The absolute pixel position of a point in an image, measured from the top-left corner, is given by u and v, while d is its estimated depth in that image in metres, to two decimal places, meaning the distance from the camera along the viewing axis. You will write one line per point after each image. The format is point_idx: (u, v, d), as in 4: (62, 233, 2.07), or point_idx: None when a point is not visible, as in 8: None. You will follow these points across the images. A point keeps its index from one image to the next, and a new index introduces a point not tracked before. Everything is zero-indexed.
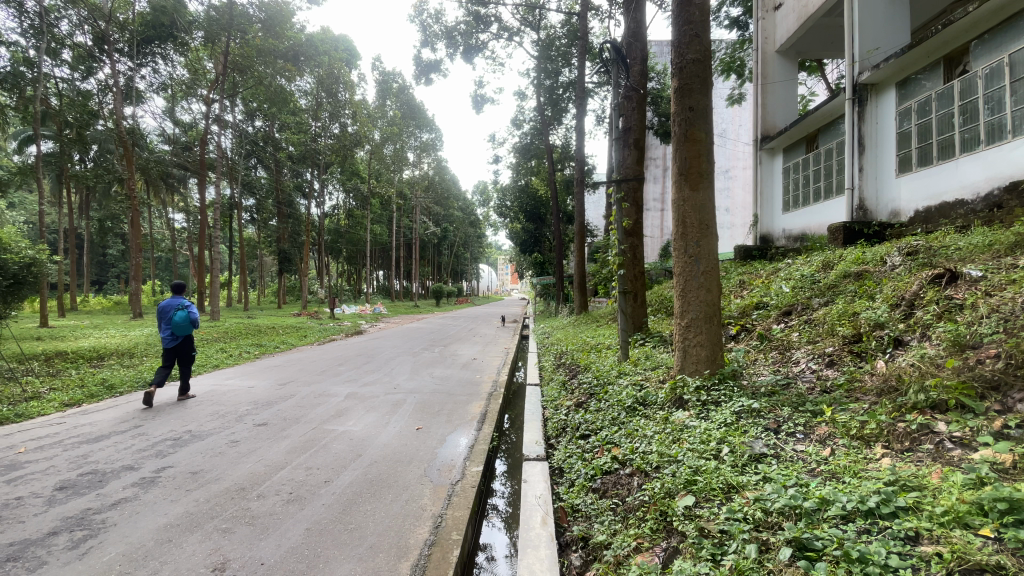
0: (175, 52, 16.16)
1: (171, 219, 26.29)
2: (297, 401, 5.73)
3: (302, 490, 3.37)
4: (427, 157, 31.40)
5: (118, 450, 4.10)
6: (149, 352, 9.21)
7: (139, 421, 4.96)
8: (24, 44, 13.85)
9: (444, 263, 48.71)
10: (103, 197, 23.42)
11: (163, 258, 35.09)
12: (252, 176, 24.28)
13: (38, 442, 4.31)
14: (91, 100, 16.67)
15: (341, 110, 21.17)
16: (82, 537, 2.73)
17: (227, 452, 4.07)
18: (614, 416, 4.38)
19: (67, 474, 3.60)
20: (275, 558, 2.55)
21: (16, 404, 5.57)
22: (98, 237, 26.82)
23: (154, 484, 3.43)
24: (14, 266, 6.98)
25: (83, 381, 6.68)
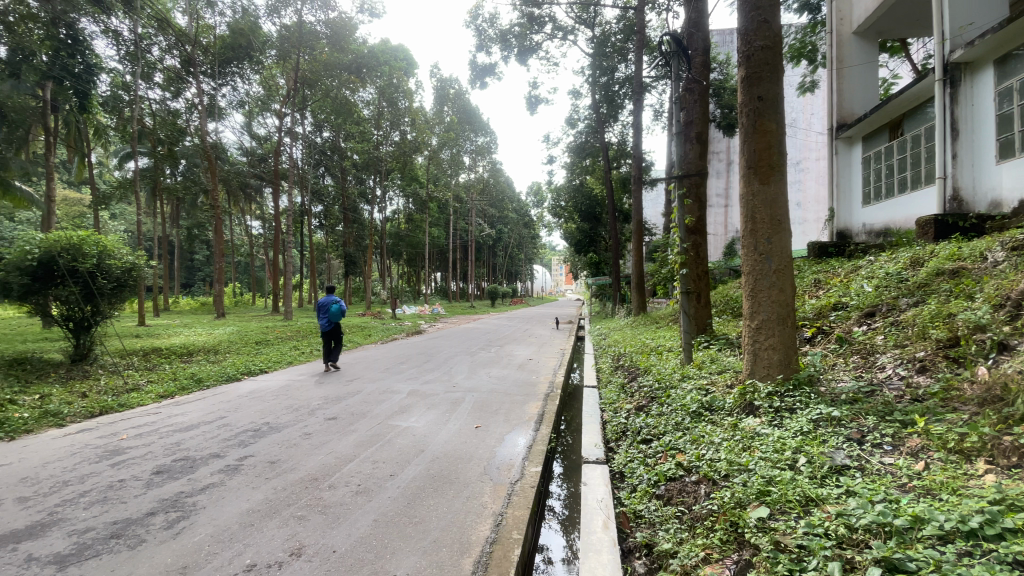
0: (252, 71, 17.46)
1: (248, 226, 28.28)
2: (362, 397, 5.99)
3: (370, 482, 3.51)
4: (483, 160, 31.88)
5: (206, 439, 4.46)
6: (231, 349, 9.98)
7: (223, 413, 5.37)
8: (122, 69, 15.32)
9: (499, 264, 49.12)
10: (191, 207, 25.61)
11: (243, 262, 37.91)
12: (320, 184, 25.64)
13: (137, 430, 4.77)
14: (180, 118, 18.26)
15: (401, 118, 22.08)
16: (176, 518, 2.98)
17: (300, 444, 4.31)
18: (678, 421, 4.21)
19: (163, 459, 3.96)
20: (345, 547, 2.67)
21: (121, 394, 6.20)
22: (186, 244, 29.35)
23: (238, 471, 3.70)
24: (116, 271, 7.78)
25: (175, 374, 7.33)
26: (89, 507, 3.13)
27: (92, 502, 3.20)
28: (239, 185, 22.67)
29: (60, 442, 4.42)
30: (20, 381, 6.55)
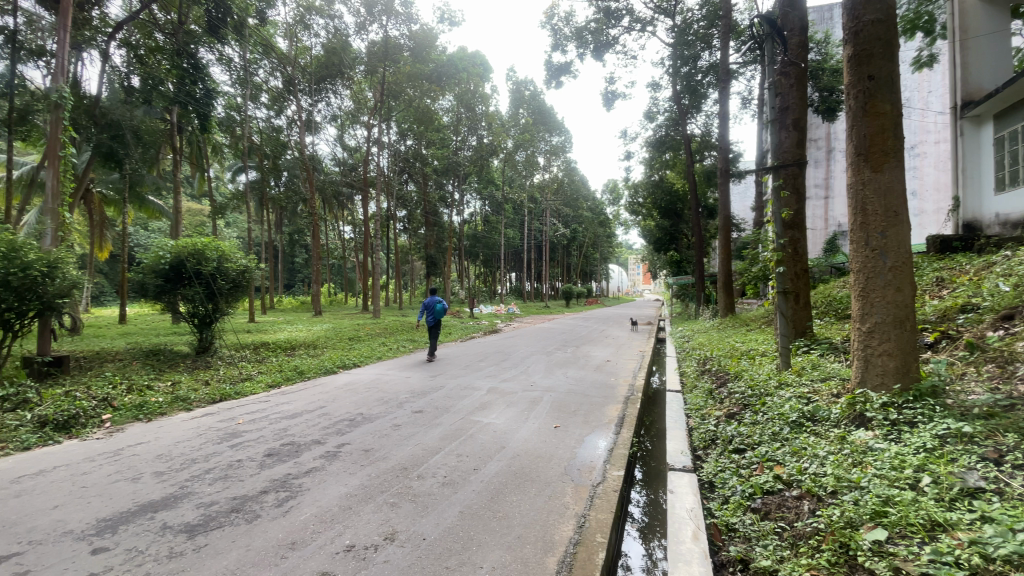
0: (343, 87, 18.81)
1: (340, 231, 30.41)
2: (446, 393, 6.22)
3: (455, 475, 3.64)
4: (557, 159, 31.88)
5: (308, 426, 4.87)
6: (328, 344, 10.80)
7: (322, 402, 5.83)
8: (234, 91, 17.04)
9: (575, 264, 48.73)
10: (291, 215, 28.03)
11: (335, 265, 40.94)
12: (404, 190, 27.00)
13: (251, 416, 5.32)
14: (282, 134, 20.07)
15: (478, 123, 22.67)
16: (285, 497, 3.28)
17: (391, 434, 4.57)
18: (775, 431, 3.93)
19: (273, 443, 4.38)
20: (435, 535, 2.78)
21: (237, 383, 6.95)
22: (288, 248, 32.28)
23: (337, 457, 4.00)
24: (232, 273, 8.70)
25: (281, 366, 8.09)
26: (212, 483, 3.53)
27: (215, 478, 3.61)
28: (332, 193, 24.49)
29: (189, 424, 5.04)
30: (156, 370, 7.53)
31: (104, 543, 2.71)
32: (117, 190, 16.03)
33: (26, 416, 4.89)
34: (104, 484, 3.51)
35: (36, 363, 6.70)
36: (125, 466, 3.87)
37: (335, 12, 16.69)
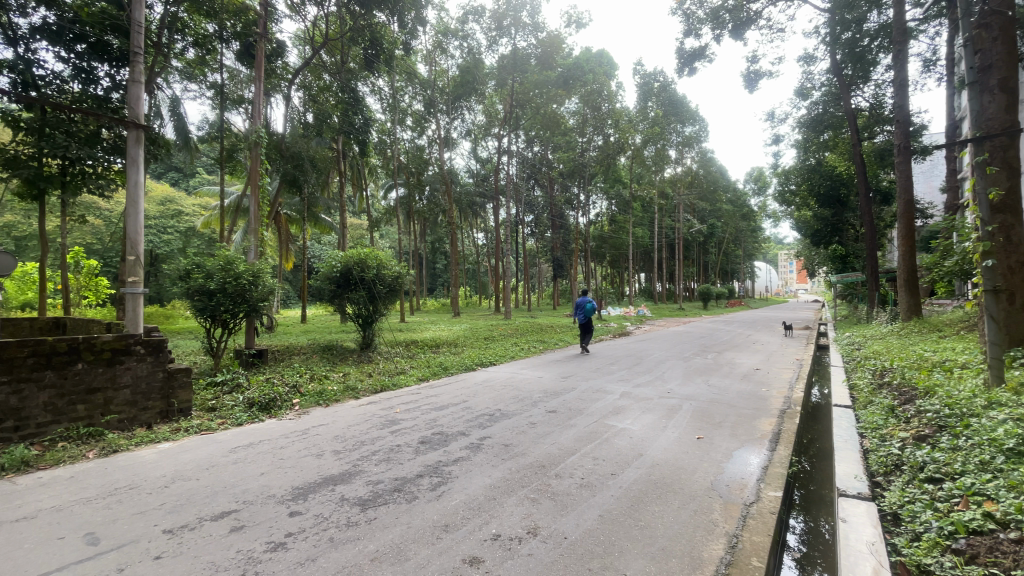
0: (476, 102, 20.06)
1: (475, 238, 32.39)
2: (579, 394, 6.25)
3: (593, 478, 3.64)
4: (691, 151, 30.09)
5: (454, 419, 5.26)
6: (467, 343, 11.57)
7: (465, 397, 6.27)
8: (384, 118, 19.22)
9: (712, 262, 45.35)
10: (432, 225, 30.58)
11: (471, 269, 43.69)
12: (532, 195, 27.83)
13: (405, 406, 5.93)
14: (424, 152, 22.08)
15: (605, 122, 22.33)
16: (437, 483, 3.60)
17: (528, 432, 4.73)
18: (985, 460, 3.22)
19: (424, 431, 4.83)
20: (576, 535, 2.82)
21: (393, 376, 7.81)
22: (430, 255, 35.37)
23: (480, 449, 4.27)
24: (388, 278, 9.80)
25: (428, 362, 8.88)
26: (377, 463, 4.02)
27: (379, 460, 4.09)
28: (467, 202, 26.19)
29: (357, 411, 5.79)
30: (330, 363, 8.82)
31: (298, 508, 3.25)
32: (297, 211, 19.08)
33: (240, 397, 6.06)
34: (296, 458, 4.21)
35: (245, 354, 8.25)
36: (310, 444, 4.59)
37: (467, 33, 18.00)
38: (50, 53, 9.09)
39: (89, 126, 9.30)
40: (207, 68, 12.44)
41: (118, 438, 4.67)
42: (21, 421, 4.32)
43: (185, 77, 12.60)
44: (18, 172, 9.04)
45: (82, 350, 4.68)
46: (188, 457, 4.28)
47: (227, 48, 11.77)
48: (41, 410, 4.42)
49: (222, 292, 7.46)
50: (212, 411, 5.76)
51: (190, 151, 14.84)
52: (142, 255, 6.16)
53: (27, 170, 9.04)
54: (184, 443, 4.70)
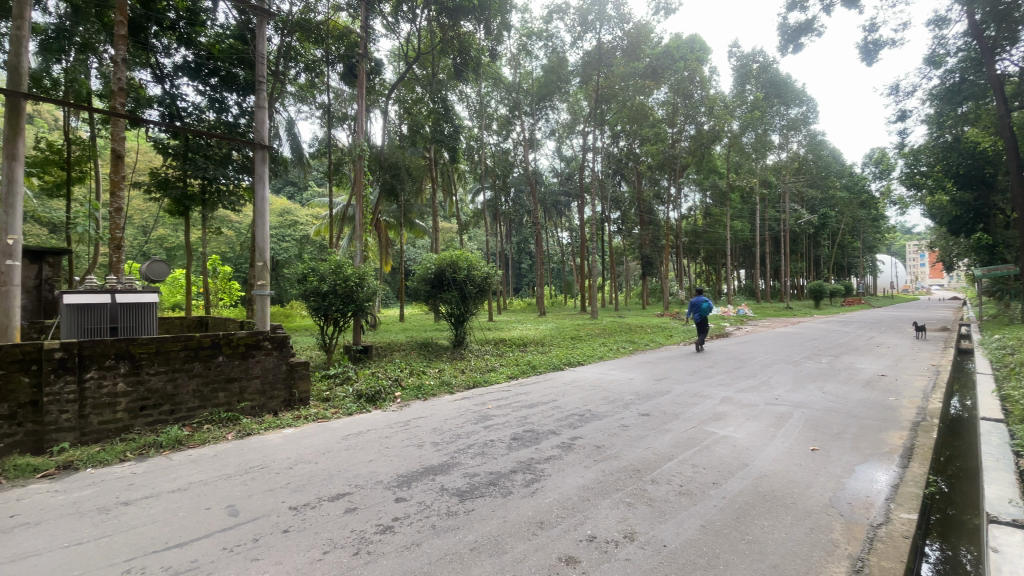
0: (560, 100, 20.00)
1: (560, 237, 32.29)
2: (674, 398, 5.99)
3: (692, 486, 3.47)
4: (797, 135, 27.51)
5: (545, 417, 5.30)
6: (554, 342, 11.60)
7: (554, 396, 6.28)
8: (472, 124, 19.90)
9: (823, 256, 41.06)
10: (518, 225, 31.01)
11: (557, 268, 43.60)
12: (618, 191, 27.17)
13: (497, 402, 6.09)
14: (510, 154, 22.48)
15: (697, 111, 21.22)
16: (530, 480, 3.65)
17: (621, 434, 4.64)
18: None
19: (516, 428, 4.92)
20: (676, 543, 2.71)
21: (484, 373, 8.04)
22: (516, 255, 35.88)
23: (572, 449, 4.26)
24: (478, 278, 10.12)
25: (517, 361, 9.02)
26: (473, 457, 4.17)
27: (474, 453, 4.25)
28: (553, 202, 26.22)
29: (452, 405, 6.06)
30: (426, 359, 9.31)
31: (403, 494, 3.47)
32: (394, 217, 20.32)
33: (350, 389, 6.63)
34: (399, 447, 4.50)
35: (353, 350, 8.98)
36: (411, 435, 4.89)
37: (552, 32, 18.03)
38: (190, 87, 10.59)
39: (221, 149, 10.78)
40: (315, 90, 13.70)
41: (251, 423, 5.31)
42: (176, 405, 5.05)
43: (297, 100, 14.02)
44: (169, 192, 10.64)
45: (222, 345, 5.39)
46: (307, 443, 4.76)
47: (332, 70, 12.89)
48: (190, 396, 5.14)
49: (333, 293, 8.19)
50: (327, 401, 6.34)
51: (302, 166, 16.46)
52: (268, 261, 6.95)
53: (175, 190, 10.63)
54: (304, 430, 5.23)
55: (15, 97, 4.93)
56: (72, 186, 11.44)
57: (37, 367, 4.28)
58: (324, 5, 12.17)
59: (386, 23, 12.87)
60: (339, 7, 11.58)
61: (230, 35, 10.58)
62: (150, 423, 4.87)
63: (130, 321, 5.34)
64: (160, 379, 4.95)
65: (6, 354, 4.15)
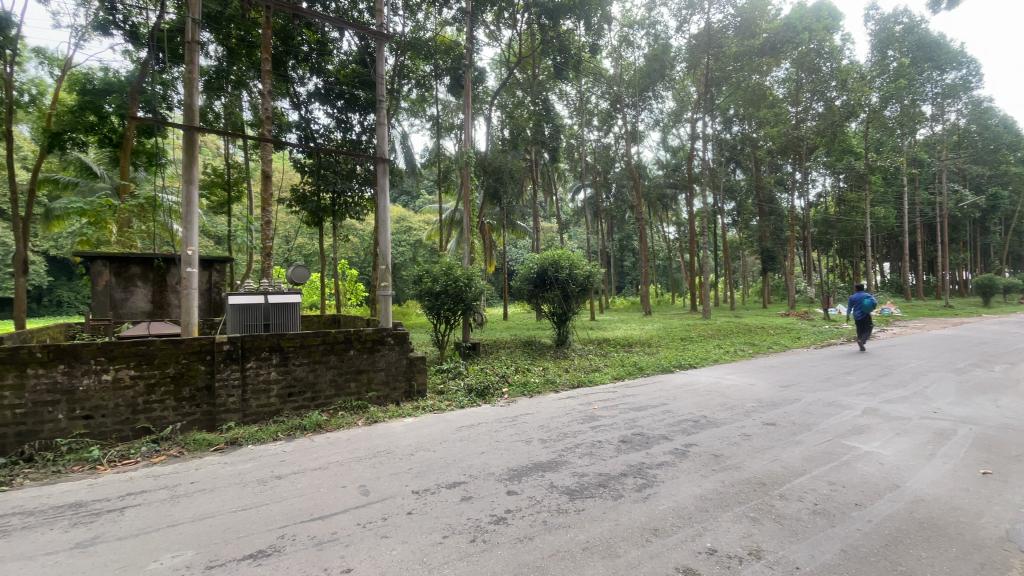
0: (665, 89, 19.12)
1: (666, 232, 30.83)
2: (803, 407, 5.43)
3: (829, 505, 3.11)
4: (955, 102, 23.39)
5: (656, 421, 5.11)
6: (662, 343, 11.11)
7: (665, 400, 6.03)
8: (572, 121, 19.86)
9: (996, 243, 34.25)
10: (621, 221, 30.24)
11: (664, 266, 41.66)
12: (732, 180, 25.25)
13: (604, 403, 6.00)
14: (612, 149, 22.03)
15: (826, 86, 19.02)
16: (642, 485, 3.54)
17: (743, 444, 4.31)
18: None
19: (625, 431, 4.81)
20: (811, 567, 2.45)
21: (590, 373, 7.97)
22: (619, 252, 34.99)
23: (687, 456, 4.06)
24: (581, 277, 10.03)
25: (624, 361, 8.80)
26: (582, 456, 4.16)
27: (583, 453, 4.24)
28: (658, 196, 25.13)
29: (559, 403, 6.11)
30: (531, 357, 9.46)
31: (514, 488, 3.57)
32: (497, 220, 20.96)
33: (461, 383, 6.99)
34: (509, 442, 4.64)
35: (462, 346, 9.44)
36: (520, 430, 5.01)
37: (654, 19, 17.35)
38: (321, 111, 11.92)
39: (347, 165, 12.04)
40: (425, 103, 14.65)
41: (377, 411, 5.84)
42: (317, 392, 5.71)
43: (410, 114, 15.15)
44: (306, 206, 12.07)
45: (353, 340, 5.99)
46: (425, 432, 5.10)
47: (440, 82, 13.70)
48: (328, 385, 5.79)
49: (444, 293, 8.67)
50: (441, 394, 6.74)
51: (415, 176, 17.69)
52: (390, 263, 7.58)
53: (311, 204, 12.06)
54: (422, 419, 5.62)
55: (191, 130, 5.92)
56: (231, 204, 13.52)
57: (210, 357, 5.10)
58: (432, 23, 13.00)
59: (489, 31, 13.34)
60: (446, 23, 12.29)
61: (353, 60, 11.72)
62: (297, 408, 5.57)
63: (279, 318, 6.15)
64: (304, 369, 5.63)
65: (187, 346, 4.99)
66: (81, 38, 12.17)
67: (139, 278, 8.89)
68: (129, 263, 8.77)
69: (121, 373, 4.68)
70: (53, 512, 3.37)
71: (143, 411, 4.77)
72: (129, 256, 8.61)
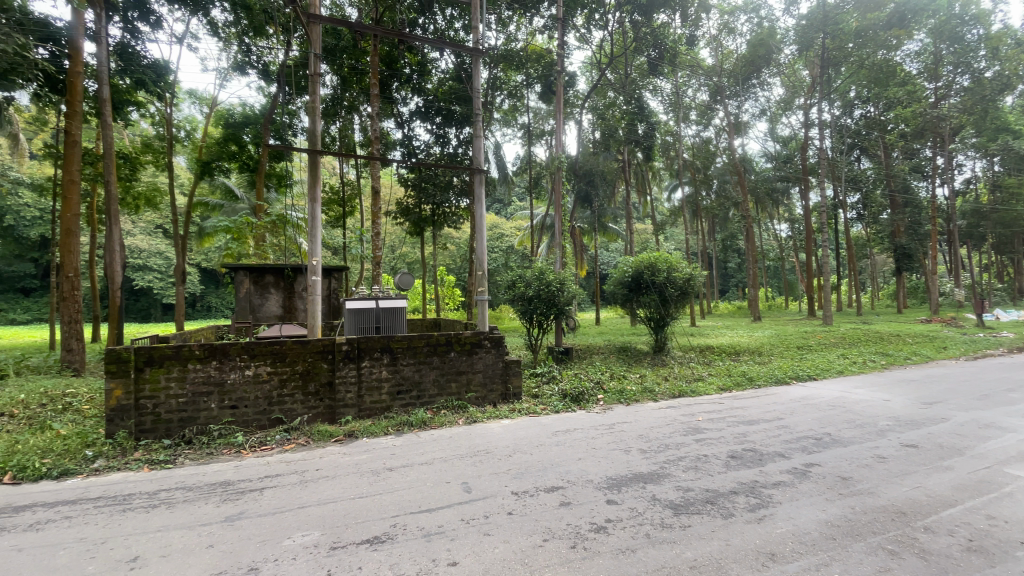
0: (773, 75, 17.67)
1: (776, 230, 28.34)
2: (953, 428, 4.68)
3: (988, 543, 2.67)
4: None
5: (769, 437, 4.71)
6: (775, 352, 10.20)
7: (780, 414, 5.53)
8: (667, 118, 19.11)
9: None
10: (723, 220, 28.32)
11: (773, 267, 38.27)
12: (856, 170, 22.54)
13: (709, 415, 5.65)
14: (712, 144, 20.82)
15: (976, 54, 16.33)
16: (756, 504, 3.28)
17: (875, 466, 3.82)
18: None
19: (734, 446, 4.49)
20: None
21: (692, 382, 7.55)
22: (722, 254, 32.79)
23: (808, 477, 3.69)
24: (680, 281, 9.56)
25: (730, 371, 8.22)
26: (686, 470, 3.96)
27: (687, 466, 4.03)
28: (766, 191, 23.20)
29: (659, 413, 5.87)
30: (628, 364, 9.21)
31: (614, 498, 3.50)
32: (589, 223, 20.75)
33: (556, 388, 7.00)
34: (607, 450, 4.56)
35: (556, 351, 9.46)
36: (618, 439, 4.89)
37: (758, 3, 16.19)
38: (422, 128, 12.71)
39: (445, 177, 12.65)
40: (517, 112, 14.97)
41: (476, 412, 6.05)
42: (421, 391, 6.07)
43: (503, 124, 15.58)
44: (409, 217, 12.87)
45: (454, 343, 6.27)
46: (522, 435, 5.19)
47: (531, 91, 13.93)
48: (432, 384, 6.12)
49: (538, 298, 8.76)
50: (537, 398, 6.81)
51: (507, 184, 18.13)
52: (485, 269, 7.83)
53: (414, 215, 12.89)
54: (518, 422, 5.72)
55: (315, 153, 6.61)
56: (346, 218, 14.88)
57: (331, 356, 5.65)
58: (524, 33, 13.29)
59: (580, 35, 13.32)
60: (537, 31, 12.51)
61: (449, 77, 12.34)
62: (404, 405, 5.96)
63: (388, 322, 6.63)
64: (410, 369, 6.01)
65: (313, 346, 5.57)
66: (224, 79, 14.21)
67: (272, 285, 10.11)
68: (264, 272, 9.99)
69: (260, 369, 5.35)
70: (209, 488, 3.95)
71: (277, 404, 5.40)
72: (265, 267, 9.82)
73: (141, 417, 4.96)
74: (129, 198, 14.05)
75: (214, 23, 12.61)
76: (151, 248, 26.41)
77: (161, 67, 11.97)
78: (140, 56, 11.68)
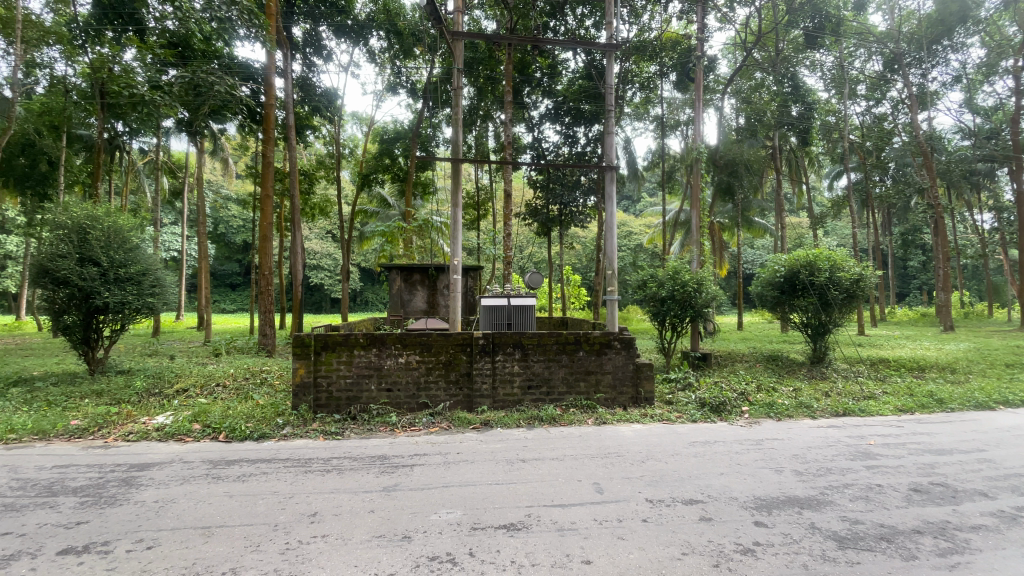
0: (976, 33, 14.42)
1: (977, 221, 23.09)
2: None
3: None
4: None
5: (967, 471, 3.89)
6: (975, 370, 8.36)
7: (984, 445, 4.52)
8: (828, 97, 16.71)
9: None
10: (901, 211, 23.94)
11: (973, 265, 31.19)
12: None
13: (883, 439, 4.85)
14: (887, 121, 17.72)
15: None
16: (946, 548, 2.74)
17: None
18: None
19: (917, 478, 3.79)
20: None
21: (859, 399, 6.54)
22: (900, 250, 27.72)
23: (1022, 524, 2.99)
24: (845, 282, 8.38)
25: (911, 389, 6.94)
26: (852, 499, 3.46)
27: (854, 495, 3.52)
28: (964, 175, 19.04)
29: (817, 432, 5.19)
30: (777, 375, 8.30)
31: (763, 520, 3.20)
32: (730, 219, 19.10)
33: (692, 396, 6.60)
34: (754, 467, 4.18)
35: (692, 356, 8.90)
36: (766, 456, 4.45)
37: None
38: (551, 130, 12.92)
39: (573, 176, 12.78)
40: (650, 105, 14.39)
41: (605, 413, 5.99)
42: (551, 387, 6.19)
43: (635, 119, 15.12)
44: (537, 218, 13.20)
45: (583, 342, 6.27)
46: (655, 441, 5.00)
47: (666, 80, 13.29)
48: (561, 382, 6.21)
49: (671, 299, 8.34)
50: (670, 404, 6.52)
51: (638, 180, 17.55)
52: (616, 269, 7.70)
53: (542, 216, 13.15)
54: (651, 427, 5.53)
55: (457, 161, 7.11)
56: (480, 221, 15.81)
57: (469, 348, 6.06)
58: (658, 22, 12.76)
59: (720, 16, 12.35)
60: (673, 18, 11.92)
61: (579, 77, 12.35)
62: (535, 400, 6.15)
63: (520, 319, 6.90)
64: (541, 365, 6.18)
65: (454, 338, 6.04)
66: (380, 100, 16.06)
67: (419, 283, 11.13)
68: (412, 271, 11.08)
69: (410, 357, 5.96)
70: (370, 460, 4.51)
71: (423, 390, 5.97)
72: (412, 266, 10.88)
73: (317, 394, 5.85)
74: (307, 209, 16.62)
75: (371, 50, 14.29)
76: (323, 251, 30.90)
77: (330, 93, 14.05)
78: (315, 86, 13.86)
